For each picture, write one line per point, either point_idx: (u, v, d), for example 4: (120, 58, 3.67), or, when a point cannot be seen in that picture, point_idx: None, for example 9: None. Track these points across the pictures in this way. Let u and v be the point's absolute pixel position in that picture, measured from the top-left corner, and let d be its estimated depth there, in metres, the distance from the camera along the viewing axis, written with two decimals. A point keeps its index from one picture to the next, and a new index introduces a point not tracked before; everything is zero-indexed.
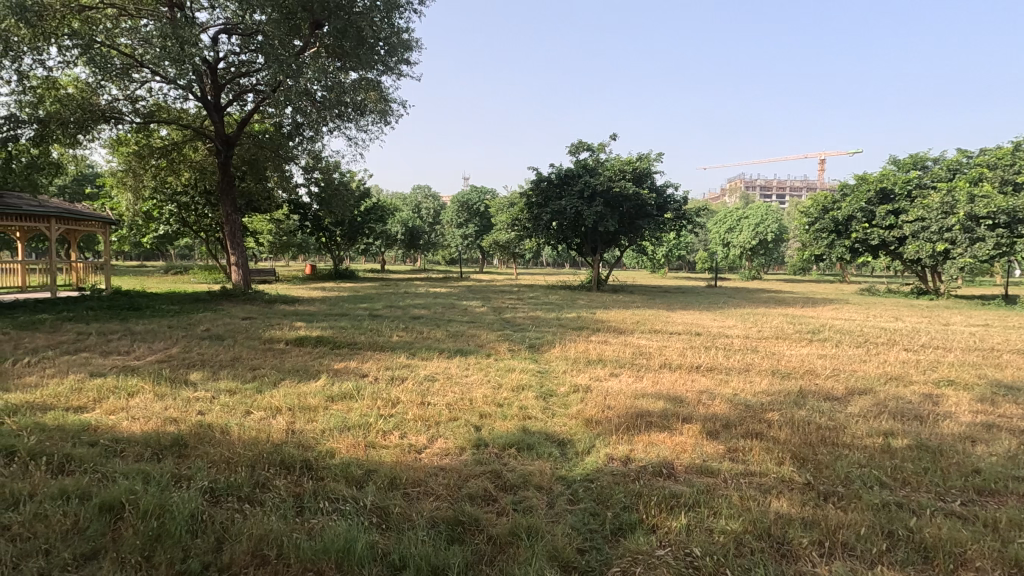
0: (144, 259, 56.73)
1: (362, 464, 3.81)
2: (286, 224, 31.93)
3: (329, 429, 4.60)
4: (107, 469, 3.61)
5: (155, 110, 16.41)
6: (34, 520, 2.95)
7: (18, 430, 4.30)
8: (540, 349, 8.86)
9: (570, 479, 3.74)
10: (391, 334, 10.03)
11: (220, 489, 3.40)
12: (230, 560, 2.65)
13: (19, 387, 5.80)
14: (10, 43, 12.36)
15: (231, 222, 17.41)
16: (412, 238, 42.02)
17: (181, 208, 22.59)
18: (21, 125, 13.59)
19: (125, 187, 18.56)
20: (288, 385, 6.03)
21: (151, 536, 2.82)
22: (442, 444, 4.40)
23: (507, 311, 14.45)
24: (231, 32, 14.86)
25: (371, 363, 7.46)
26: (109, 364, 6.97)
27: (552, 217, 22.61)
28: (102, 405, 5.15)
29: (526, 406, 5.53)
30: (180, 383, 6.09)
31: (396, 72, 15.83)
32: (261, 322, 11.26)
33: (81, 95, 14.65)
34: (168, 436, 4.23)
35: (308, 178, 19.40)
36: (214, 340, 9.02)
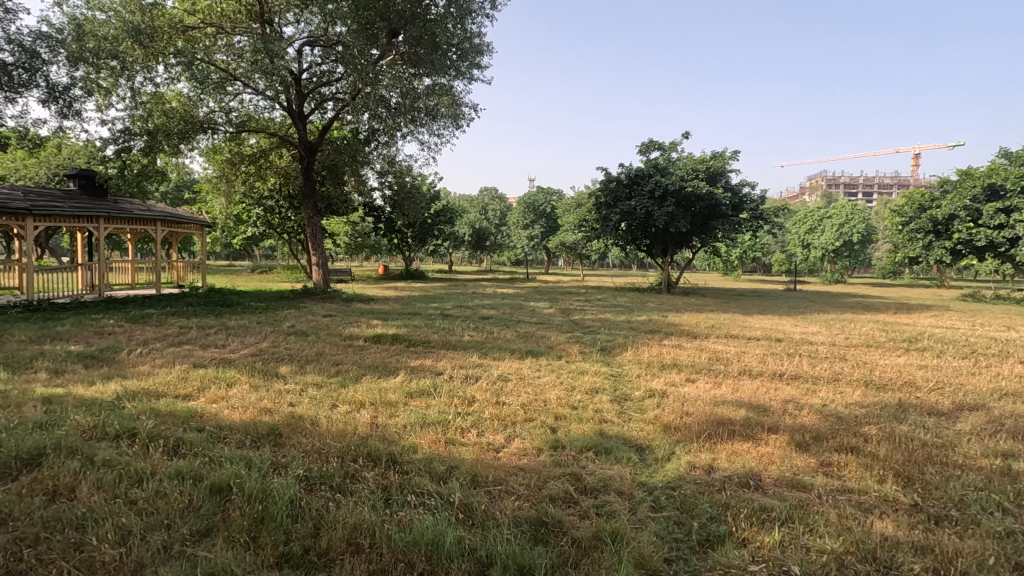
0: (233, 258, 61.22)
1: (443, 461, 3.90)
2: (362, 225, 33.55)
3: (410, 425, 4.75)
4: (214, 453, 3.90)
5: (246, 121, 17.59)
6: (156, 496, 3.24)
7: (137, 414, 4.76)
8: (613, 352, 8.75)
9: (651, 485, 3.66)
10: (462, 333, 10.21)
11: (314, 479, 3.57)
12: (328, 546, 2.80)
13: (135, 374, 6.41)
14: (126, 63, 13.72)
15: (312, 224, 18.34)
16: (479, 240, 42.70)
17: (267, 212, 24.16)
18: (133, 137, 15.11)
19: (218, 192, 19.95)
20: (369, 381, 6.29)
21: (256, 519, 3.01)
22: (519, 444, 4.42)
23: (576, 313, 14.34)
24: (314, 45, 15.68)
25: (445, 361, 7.64)
26: (208, 357, 7.54)
27: (621, 218, 22.19)
28: (205, 394, 5.58)
29: (601, 409, 5.47)
30: (272, 375, 6.50)
31: (468, 76, 16.09)
32: (341, 320, 11.81)
33: (183, 109, 15.72)
34: (266, 425, 4.53)
35: (383, 181, 20.16)
36: (298, 335, 9.55)
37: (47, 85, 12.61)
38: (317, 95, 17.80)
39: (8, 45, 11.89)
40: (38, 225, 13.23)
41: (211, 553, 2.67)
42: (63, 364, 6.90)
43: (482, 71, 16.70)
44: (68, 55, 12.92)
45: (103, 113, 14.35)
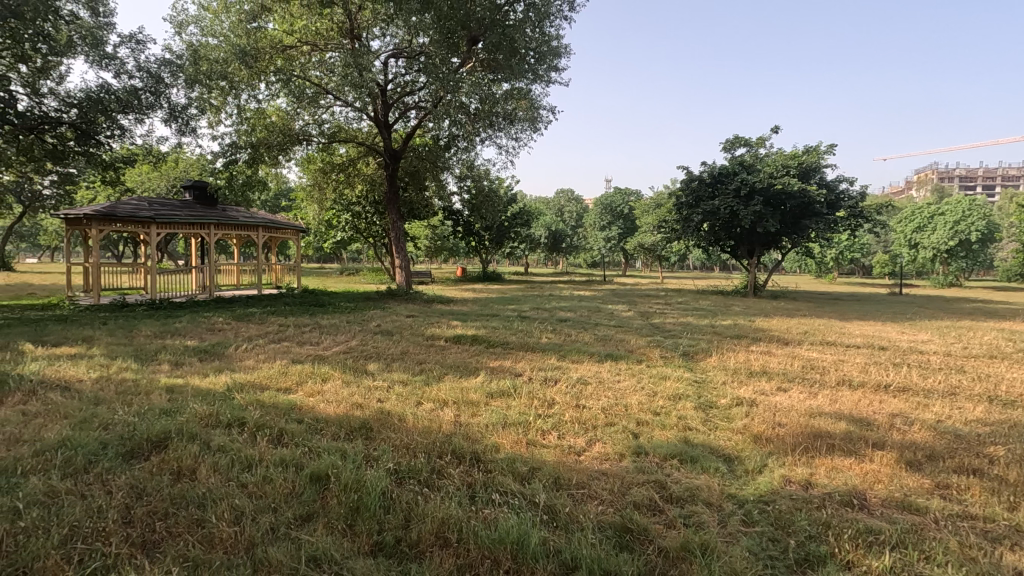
0: (324, 261, 65.24)
1: (525, 461, 3.94)
2: (440, 229, 35.23)
3: (491, 424, 4.84)
4: (313, 444, 4.17)
5: (337, 132, 18.66)
6: (263, 481, 3.52)
7: (245, 404, 5.19)
8: (695, 357, 8.44)
9: (742, 498, 3.49)
10: (540, 335, 10.24)
11: (403, 472, 3.73)
12: (418, 537, 2.91)
13: (242, 368, 6.99)
14: (233, 83, 15.02)
15: (396, 229, 19.11)
16: (555, 241, 42.64)
17: (355, 217, 25.52)
18: (239, 150, 16.47)
19: (312, 199, 21.24)
20: (452, 380, 6.48)
21: (351, 508, 3.20)
22: (600, 448, 4.38)
23: (655, 316, 13.96)
24: (399, 56, 16.36)
25: (524, 363, 7.71)
26: (304, 353, 8.07)
27: (703, 218, 21.40)
28: (303, 388, 5.99)
29: (685, 416, 5.29)
30: (361, 372, 6.86)
31: (546, 79, 16.13)
32: (423, 320, 12.22)
33: (281, 122, 16.94)
34: (357, 420, 4.79)
35: (462, 185, 20.72)
36: (384, 334, 10.01)
37: (169, 107, 14.02)
38: (400, 105, 18.54)
39: (138, 72, 13.36)
40: (161, 232, 14.80)
41: (313, 537, 2.87)
42: (182, 357, 7.67)
43: (559, 74, 16.72)
44: (186, 78, 14.32)
45: (214, 129, 15.77)
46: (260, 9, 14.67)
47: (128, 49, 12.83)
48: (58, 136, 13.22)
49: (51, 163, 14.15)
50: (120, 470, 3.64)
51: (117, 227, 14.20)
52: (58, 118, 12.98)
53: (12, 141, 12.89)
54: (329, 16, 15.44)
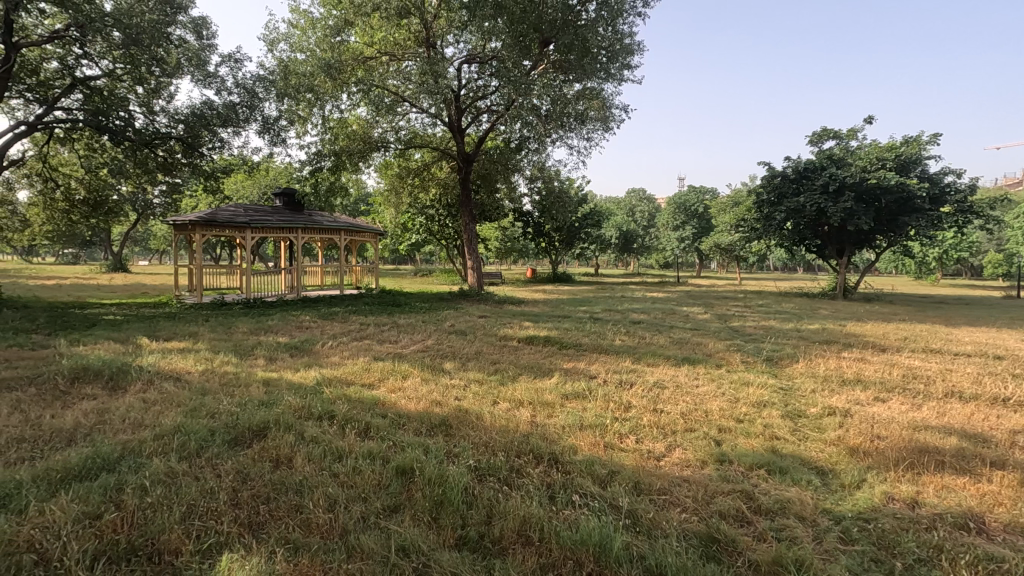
0: (399, 262, 67.85)
1: (604, 464, 3.91)
2: (511, 232, 35.81)
3: (568, 426, 4.83)
4: (396, 438, 4.34)
5: (413, 138, 19.27)
6: (353, 471, 3.71)
7: (333, 398, 5.49)
8: (780, 363, 8.01)
9: (839, 514, 3.28)
10: (613, 338, 10.08)
11: (483, 469, 3.80)
12: (500, 534, 2.97)
13: (328, 364, 7.40)
14: (318, 94, 15.98)
15: (468, 231, 19.46)
16: (626, 242, 41.87)
17: (429, 219, 26.34)
18: (324, 158, 17.45)
19: (389, 204, 22.11)
20: (527, 380, 6.53)
21: (435, 501, 3.30)
22: (681, 454, 4.26)
23: (733, 320, 13.35)
24: (472, 61, 16.67)
25: (597, 365, 7.63)
26: (384, 351, 8.43)
27: (787, 216, 20.20)
28: (386, 385, 6.26)
29: (772, 425, 5.04)
30: (438, 370, 7.06)
31: (618, 77, 15.89)
32: (495, 321, 12.38)
33: (361, 130, 17.72)
34: (438, 416, 4.94)
35: (533, 187, 20.80)
36: (458, 334, 10.24)
37: (262, 119, 15.05)
38: (473, 109, 18.89)
39: (236, 88, 14.44)
40: (254, 236, 15.93)
41: (401, 527, 2.99)
42: (275, 352, 8.23)
43: (632, 71, 16.43)
44: (277, 92, 15.35)
45: (301, 139, 16.81)
46: (344, 23, 15.46)
47: (227, 67, 13.92)
48: (168, 150, 14.56)
49: (162, 175, 15.56)
50: (226, 456, 3.96)
51: (216, 232, 15.44)
52: (167, 134, 14.28)
53: (130, 155, 14.37)
54: (406, 27, 16.01)
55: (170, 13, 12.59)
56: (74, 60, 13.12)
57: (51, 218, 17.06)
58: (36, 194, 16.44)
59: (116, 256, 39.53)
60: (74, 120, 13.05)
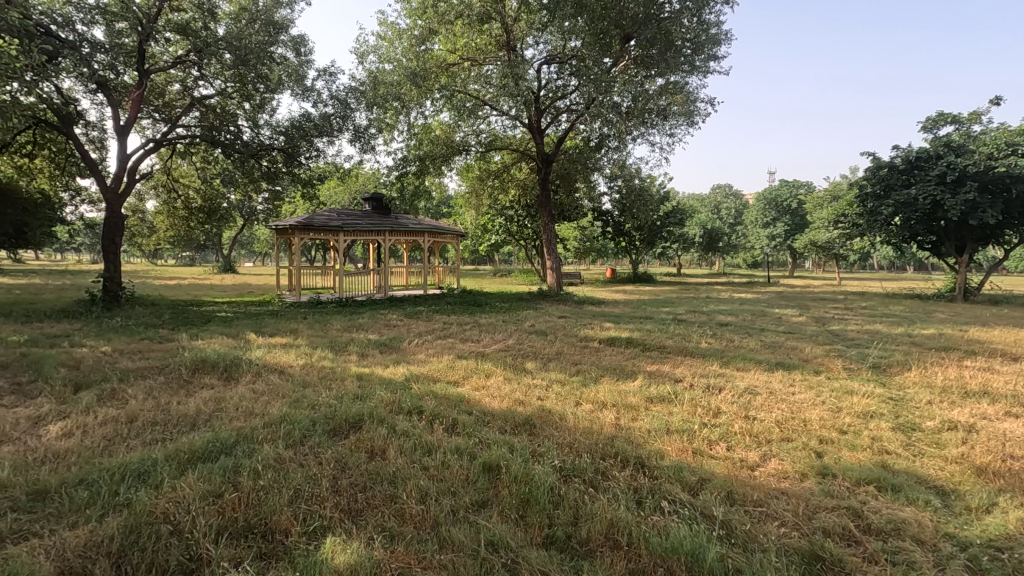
0: (479, 262, 69.34)
1: (693, 471, 3.78)
2: (591, 231, 35.56)
3: (654, 430, 4.72)
4: (482, 436, 4.44)
5: (493, 140, 19.58)
6: (442, 466, 3.85)
7: (422, 394, 5.71)
8: (889, 370, 7.36)
9: (965, 540, 2.96)
10: (699, 340, 9.70)
11: (568, 470, 3.80)
12: (587, 536, 2.95)
13: (415, 361, 7.71)
14: (404, 102, 16.68)
15: (548, 231, 19.47)
16: (710, 240, 40.22)
17: (509, 220, 26.69)
18: (409, 163, 18.19)
19: (470, 205, 22.63)
20: (609, 382, 6.44)
21: (522, 499, 3.34)
22: (778, 466, 4.02)
23: (833, 323, 12.39)
24: (552, 62, 16.68)
25: (683, 368, 7.38)
26: (467, 350, 8.65)
27: (895, 210, 18.48)
28: (470, 382, 6.42)
29: (881, 438, 4.64)
30: (520, 370, 7.13)
31: (704, 69, 15.31)
32: (575, 321, 12.34)
33: (443, 134, 18.24)
34: (522, 416, 4.99)
35: (613, 185, 20.46)
36: (538, 334, 10.28)
37: (354, 128, 15.92)
38: (552, 109, 18.90)
39: (331, 100, 15.33)
40: (346, 239, 16.85)
41: (489, 522, 3.06)
42: (367, 349, 8.69)
43: (719, 62, 15.76)
44: (367, 102, 16.17)
45: (388, 145, 17.63)
46: (428, 32, 16.09)
47: (323, 81, 14.85)
48: (271, 160, 15.76)
49: (265, 183, 16.83)
50: (327, 445, 4.23)
51: (312, 236, 16.48)
52: (270, 145, 15.41)
53: (239, 166, 15.56)
54: (487, 32, 16.31)
55: (272, 33, 13.65)
56: (192, 82, 14.51)
57: (174, 225, 19.02)
58: (161, 203, 18.38)
59: (226, 258, 43.37)
60: (192, 136, 14.48)
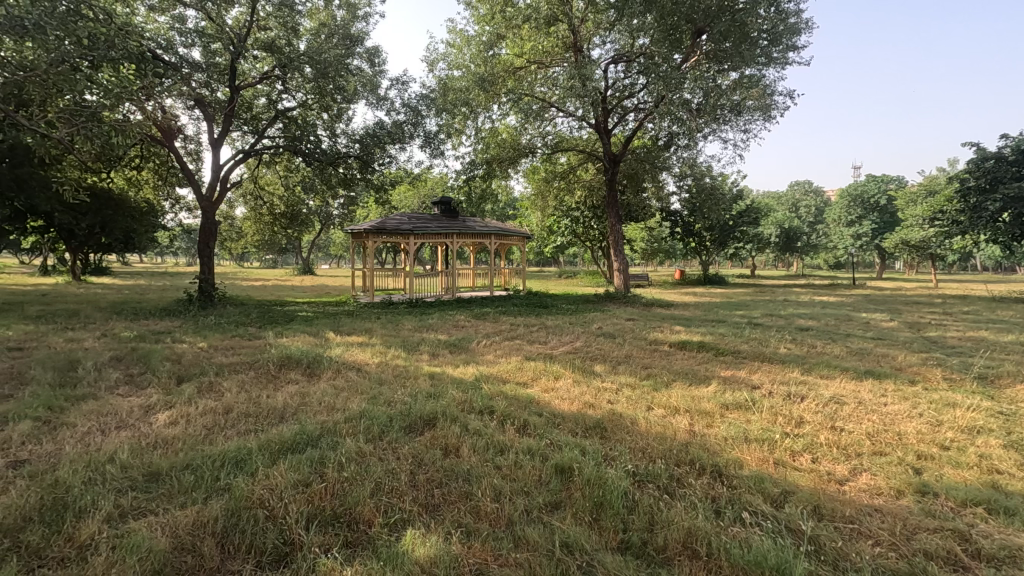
0: (543, 264, 69.54)
1: (776, 483, 3.62)
2: (659, 232, 34.74)
3: (730, 438, 4.55)
4: (553, 437, 4.46)
5: (560, 142, 19.54)
6: (514, 466, 3.89)
7: (492, 394, 5.81)
8: (998, 382, 6.69)
9: None
10: (777, 345, 9.22)
11: (642, 475, 3.73)
12: (664, 543, 2.89)
13: (485, 361, 7.85)
14: (472, 107, 17.01)
15: (615, 232, 19.15)
16: (788, 240, 38.23)
17: (574, 221, 26.58)
18: (476, 167, 18.52)
19: (536, 207, 22.69)
20: (682, 387, 6.27)
21: (596, 503, 3.32)
22: (870, 481, 3.77)
23: (929, 329, 11.43)
24: (619, 61, 16.46)
25: (760, 375, 7.05)
26: (534, 351, 8.69)
27: (1003, 205, 16.78)
28: (539, 384, 6.46)
29: (990, 456, 4.24)
30: (589, 372, 7.09)
31: (782, 61, 14.58)
32: (644, 324, 12.09)
33: (511, 138, 18.43)
34: (592, 419, 4.96)
35: (682, 185, 19.90)
36: (605, 337, 10.16)
37: (425, 134, 16.40)
38: (619, 109, 18.66)
39: (403, 108, 15.88)
40: (416, 242, 17.37)
41: (563, 524, 3.07)
42: (437, 349, 8.93)
43: (799, 53, 14.97)
44: (437, 109, 16.67)
45: (457, 150, 18.04)
46: (496, 37, 16.33)
47: (396, 90, 15.41)
48: (347, 167, 16.52)
49: (342, 190, 17.62)
50: (404, 441, 4.39)
51: (385, 239, 17.10)
52: (346, 153, 16.14)
53: (318, 174, 16.44)
54: (554, 34, 16.29)
55: (349, 45, 14.34)
56: (276, 95, 15.49)
57: (259, 230, 20.31)
58: (249, 210, 19.70)
59: (305, 260, 45.90)
60: (277, 146, 15.49)
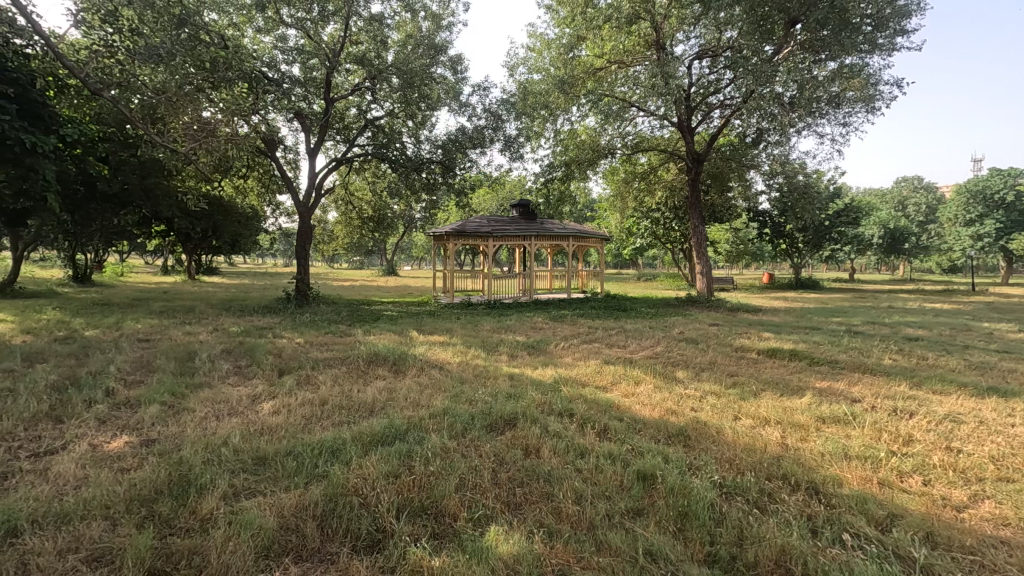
0: (620, 266, 68.48)
1: (882, 505, 3.35)
2: (745, 233, 33.11)
3: (827, 453, 4.27)
4: (634, 443, 4.39)
5: (640, 142, 19.14)
6: (595, 469, 3.88)
7: (572, 397, 5.81)
8: None
9: None
10: (881, 356, 8.50)
11: (730, 487, 3.59)
12: (754, 560, 2.78)
13: (563, 364, 7.86)
14: (552, 110, 17.10)
15: (698, 234, 18.43)
16: (893, 241, 35.11)
17: (655, 223, 25.93)
18: (555, 169, 18.59)
19: (614, 209, 22.34)
20: (772, 397, 5.95)
21: (679, 512, 3.25)
22: (994, 510, 3.40)
23: None
24: (704, 56, 15.89)
25: (861, 387, 6.54)
26: (614, 355, 8.58)
27: None
28: (619, 388, 6.38)
29: None
30: (671, 378, 6.90)
31: (889, 47, 13.45)
32: (730, 330, 11.58)
33: (590, 139, 18.28)
34: (675, 426, 4.83)
35: (772, 184, 18.82)
36: (688, 342, 9.83)
37: (505, 138, 16.66)
38: (704, 106, 17.99)
39: (484, 113, 16.22)
40: (495, 244, 17.66)
41: (646, 532, 3.02)
42: (516, 350, 9.05)
43: (909, 37, 13.71)
44: (517, 113, 16.90)
45: (536, 152, 18.18)
46: (576, 38, 16.28)
47: (478, 96, 15.78)
48: (430, 172, 17.09)
49: (424, 194, 18.27)
50: (486, 439, 4.50)
51: (464, 241, 17.54)
52: (430, 159, 16.78)
53: (403, 179, 17.16)
54: (636, 32, 15.94)
55: (433, 55, 14.83)
56: (366, 105, 16.31)
57: (350, 233, 21.51)
58: (341, 214, 20.92)
59: (390, 262, 48.07)
60: (366, 154, 16.33)
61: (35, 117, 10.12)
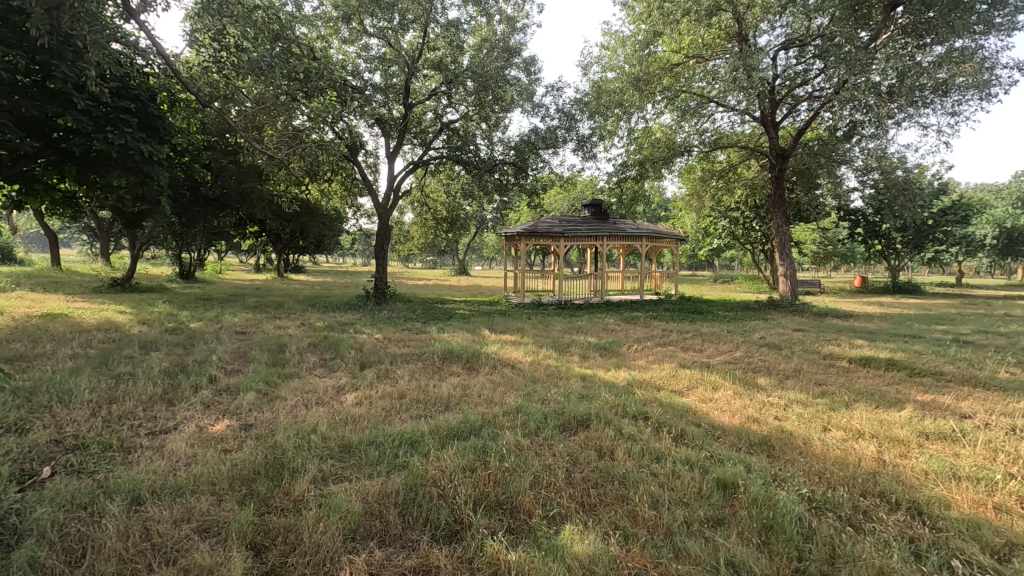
0: (695, 267, 66.26)
1: (998, 532, 3.04)
2: (834, 233, 31.03)
3: (931, 472, 3.92)
4: (713, 450, 4.24)
5: (718, 139, 18.40)
6: (672, 475, 3.78)
7: (646, 400, 5.68)
8: None
9: None
10: (995, 369, 7.67)
11: (820, 502, 3.38)
12: None
13: (636, 366, 7.70)
14: (626, 108, 16.85)
15: (781, 234, 17.46)
16: (1010, 242, 31.58)
17: (733, 222, 24.84)
18: (628, 168, 18.30)
19: (690, 208, 21.61)
20: (866, 409, 5.54)
21: (764, 524, 3.10)
22: None
23: None
24: (790, 47, 15.06)
25: (970, 402, 5.95)
26: (690, 359, 8.30)
27: None
28: (696, 393, 6.17)
29: None
30: (752, 385, 6.58)
31: (1007, 27, 12.15)
32: (817, 335, 10.88)
33: (665, 137, 17.81)
34: (758, 435, 4.61)
35: (867, 180, 17.51)
36: (770, 348, 9.33)
37: (579, 138, 16.58)
38: (790, 99, 17.04)
39: (557, 113, 16.25)
40: (567, 244, 17.61)
41: (727, 541, 2.92)
42: (588, 351, 8.99)
43: None
44: (590, 112, 16.81)
45: (609, 152, 17.96)
46: (653, 34, 15.89)
47: (551, 96, 15.84)
48: (503, 173, 17.30)
49: (497, 195, 18.53)
50: (558, 439, 4.50)
51: (536, 241, 17.65)
52: (503, 160, 17.00)
53: (476, 180, 17.49)
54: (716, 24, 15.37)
55: (507, 57, 15.05)
56: (442, 109, 16.75)
57: (425, 233, 22.19)
58: (416, 215, 21.63)
59: (462, 262, 49.18)
60: (442, 156, 16.80)
61: (151, 129, 11.18)
